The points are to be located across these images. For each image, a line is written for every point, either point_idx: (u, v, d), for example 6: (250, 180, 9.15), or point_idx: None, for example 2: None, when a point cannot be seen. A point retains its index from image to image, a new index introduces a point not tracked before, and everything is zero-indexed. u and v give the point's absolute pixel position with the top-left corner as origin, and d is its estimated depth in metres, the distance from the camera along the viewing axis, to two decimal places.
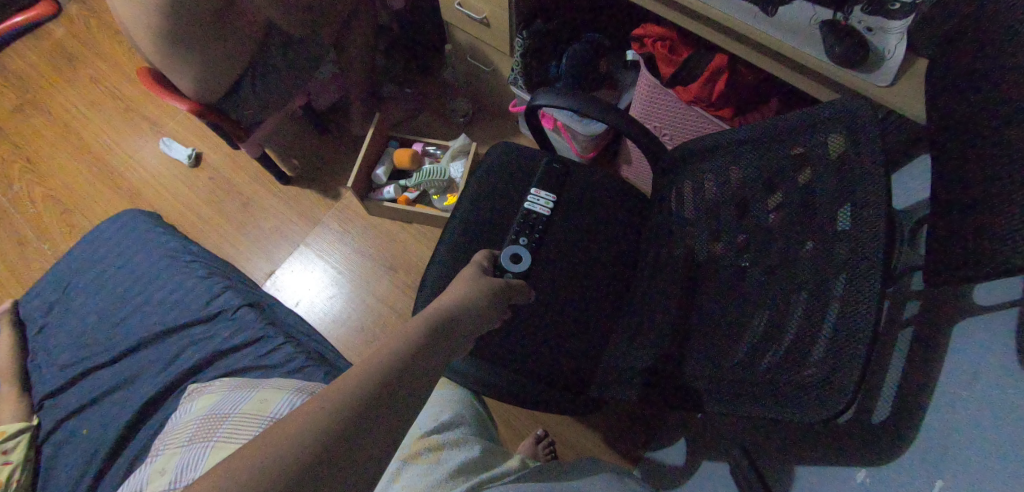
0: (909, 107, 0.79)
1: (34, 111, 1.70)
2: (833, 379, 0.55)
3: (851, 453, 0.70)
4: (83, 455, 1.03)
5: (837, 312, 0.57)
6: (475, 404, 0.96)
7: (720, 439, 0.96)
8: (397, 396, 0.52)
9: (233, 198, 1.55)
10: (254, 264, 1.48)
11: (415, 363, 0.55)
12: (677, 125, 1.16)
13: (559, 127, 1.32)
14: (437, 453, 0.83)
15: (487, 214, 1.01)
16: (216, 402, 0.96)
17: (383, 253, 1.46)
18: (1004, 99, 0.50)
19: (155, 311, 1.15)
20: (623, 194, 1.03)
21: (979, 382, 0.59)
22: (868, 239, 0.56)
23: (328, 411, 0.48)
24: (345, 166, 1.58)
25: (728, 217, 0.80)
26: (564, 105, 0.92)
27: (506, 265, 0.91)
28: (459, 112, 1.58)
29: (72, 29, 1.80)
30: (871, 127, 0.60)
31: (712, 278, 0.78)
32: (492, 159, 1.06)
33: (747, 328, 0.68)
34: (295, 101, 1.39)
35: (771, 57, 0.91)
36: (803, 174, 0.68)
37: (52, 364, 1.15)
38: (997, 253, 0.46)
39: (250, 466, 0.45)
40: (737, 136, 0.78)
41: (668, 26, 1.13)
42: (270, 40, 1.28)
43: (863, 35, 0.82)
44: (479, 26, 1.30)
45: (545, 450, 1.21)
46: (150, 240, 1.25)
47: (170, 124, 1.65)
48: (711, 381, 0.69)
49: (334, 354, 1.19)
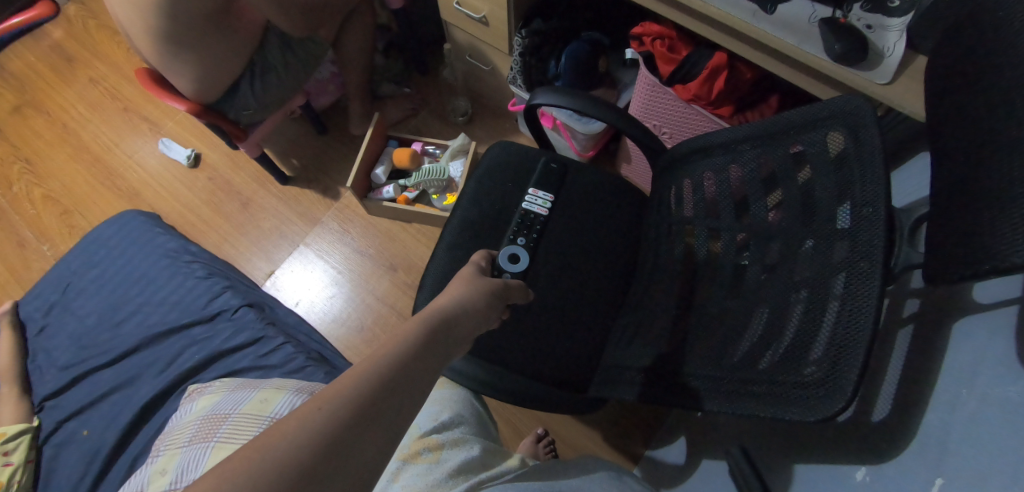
0: (910, 104, 0.79)
1: (34, 112, 1.70)
2: (833, 377, 0.55)
3: (851, 452, 0.70)
4: (84, 456, 1.03)
5: (837, 310, 0.56)
6: (475, 404, 0.96)
7: (721, 438, 0.96)
8: (396, 396, 0.51)
9: (232, 198, 1.55)
10: (254, 264, 1.48)
11: (413, 363, 0.55)
12: (677, 124, 1.15)
13: (558, 126, 1.32)
14: (437, 453, 0.83)
15: (486, 213, 1.01)
16: (216, 403, 0.96)
17: (383, 253, 1.46)
18: (1002, 95, 0.49)
19: (155, 312, 1.15)
20: (622, 193, 1.03)
21: (979, 380, 0.58)
22: (867, 237, 0.56)
23: (327, 412, 0.47)
24: (344, 166, 1.58)
25: (728, 215, 0.80)
26: (562, 104, 0.92)
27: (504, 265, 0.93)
28: (459, 112, 1.57)
29: (71, 30, 1.80)
30: (870, 125, 0.60)
31: (712, 277, 0.78)
32: (491, 158, 1.06)
33: (746, 327, 0.68)
34: (294, 101, 1.39)
35: (770, 55, 0.91)
36: (803, 172, 0.68)
37: (53, 365, 1.15)
38: (996, 251, 0.46)
39: (245, 468, 0.44)
40: (737, 135, 0.78)
41: (667, 25, 1.13)
42: (269, 41, 1.29)
43: (863, 31, 0.83)
44: (478, 25, 1.30)
45: (545, 449, 1.21)
46: (150, 241, 1.25)
47: (170, 124, 1.65)
48: (710, 381, 0.68)
49: (334, 354, 1.19)
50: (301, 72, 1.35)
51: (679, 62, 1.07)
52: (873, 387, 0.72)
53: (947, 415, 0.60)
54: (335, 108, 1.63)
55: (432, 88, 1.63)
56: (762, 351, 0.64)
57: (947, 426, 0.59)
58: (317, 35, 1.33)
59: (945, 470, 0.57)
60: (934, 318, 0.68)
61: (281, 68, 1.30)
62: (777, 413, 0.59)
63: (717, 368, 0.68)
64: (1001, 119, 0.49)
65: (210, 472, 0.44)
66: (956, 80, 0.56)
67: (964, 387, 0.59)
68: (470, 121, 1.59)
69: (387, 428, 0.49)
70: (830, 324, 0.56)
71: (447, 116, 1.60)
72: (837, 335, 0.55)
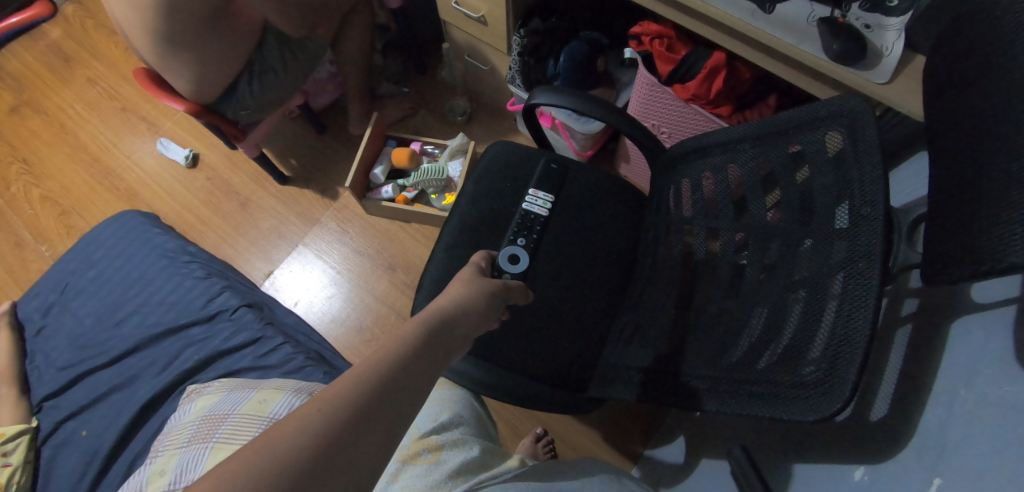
0: (908, 104, 0.79)
1: (32, 112, 1.69)
2: (832, 377, 0.55)
3: (850, 451, 0.70)
4: (84, 456, 1.03)
5: (836, 309, 0.56)
6: (474, 405, 0.97)
7: (720, 438, 0.96)
8: (395, 396, 0.51)
9: (231, 198, 1.55)
10: (253, 264, 1.48)
11: (412, 363, 0.55)
12: (675, 124, 1.15)
13: (557, 126, 1.32)
14: (436, 453, 0.83)
15: (485, 213, 1.01)
16: (216, 404, 0.96)
17: (382, 253, 1.46)
18: (1001, 96, 0.49)
19: (153, 312, 1.15)
20: (621, 193, 1.03)
21: (977, 380, 0.59)
22: (865, 236, 0.56)
23: (326, 413, 0.47)
24: (343, 166, 1.57)
25: (727, 215, 0.80)
26: (561, 103, 0.92)
27: (504, 266, 0.93)
28: (457, 111, 1.57)
29: (68, 29, 1.79)
30: (869, 124, 0.60)
31: (711, 276, 0.78)
32: (490, 157, 1.06)
33: (745, 326, 0.68)
34: (292, 100, 1.39)
35: (769, 54, 0.90)
36: (802, 172, 0.68)
37: (51, 366, 1.15)
38: (995, 250, 0.46)
39: (245, 470, 0.44)
40: (736, 134, 0.78)
41: (667, 24, 1.13)
42: (267, 41, 1.28)
43: (862, 30, 0.83)
44: (477, 24, 1.30)
45: (544, 449, 1.21)
46: (148, 241, 1.25)
47: (168, 124, 1.65)
48: (709, 381, 0.68)
49: (333, 354, 1.19)
50: (300, 72, 1.34)
51: (677, 62, 1.07)
52: (872, 386, 0.72)
53: (946, 414, 0.60)
54: (334, 108, 1.63)
55: (431, 87, 1.63)
56: (761, 351, 0.64)
57: (945, 425, 0.60)
58: (315, 34, 1.33)
59: (943, 470, 0.57)
60: (932, 318, 0.68)
61: (280, 68, 1.30)
62: (775, 412, 0.59)
63: (716, 368, 0.68)
64: (1000, 119, 0.49)
65: (210, 473, 0.44)
66: (955, 79, 0.56)
67: (962, 387, 0.60)
68: (469, 121, 1.59)
69: (386, 429, 0.49)
70: (829, 324, 0.56)
71: (446, 115, 1.60)
72: (837, 335, 0.55)
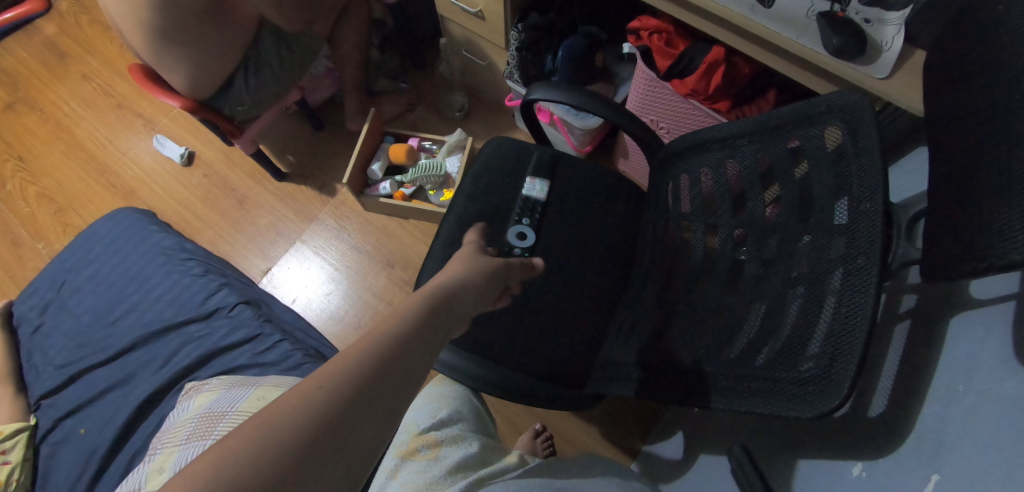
0: (907, 99, 0.79)
1: (27, 110, 1.69)
2: (830, 373, 0.55)
3: (850, 448, 0.70)
4: (83, 453, 1.03)
5: (834, 304, 0.56)
6: (474, 401, 0.96)
7: (720, 433, 0.96)
8: (396, 372, 0.51)
9: (228, 195, 1.55)
10: (250, 261, 1.47)
11: (413, 340, 0.54)
12: (674, 120, 1.15)
13: (555, 121, 1.31)
14: (436, 450, 0.82)
15: (483, 209, 1.00)
16: (214, 400, 0.96)
17: (380, 249, 1.46)
18: (999, 94, 0.49)
19: (151, 309, 1.15)
20: (619, 189, 1.03)
21: (976, 376, 0.58)
22: (864, 231, 0.56)
23: (327, 390, 0.47)
24: (341, 162, 1.57)
25: (725, 211, 0.79)
26: (559, 98, 0.92)
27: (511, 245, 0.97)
28: (455, 107, 1.57)
29: (62, 25, 1.78)
30: (867, 120, 0.59)
31: (709, 272, 0.78)
32: (488, 153, 1.05)
33: (742, 323, 0.67)
34: (289, 96, 1.39)
35: (767, 48, 0.90)
36: (800, 166, 0.67)
37: (49, 364, 1.14)
38: (993, 247, 0.46)
39: (246, 447, 0.44)
40: (734, 130, 0.78)
41: (665, 18, 1.12)
42: (263, 36, 1.28)
43: (861, 26, 0.82)
44: (474, 19, 1.29)
45: (543, 445, 1.21)
46: (145, 238, 1.24)
47: (164, 121, 1.64)
48: (708, 378, 0.67)
49: (332, 350, 1.19)
50: (296, 67, 1.34)
51: (676, 56, 1.07)
52: (870, 382, 0.72)
53: (944, 410, 0.60)
54: (331, 104, 1.62)
55: (428, 83, 1.62)
56: (760, 346, 0.64)
57: (942, 421, 0.60)
58: (312, 29, 1.33)
59: (940, 466, 0.57)
60: (930, 314, 0.68)
61: (276, 63, 1.30)
62: (775, 408, 0.59)
63: (714, 364, 0.68)
64: (999, 114, 0.49)
65: (209, 452, 0.44)
66: (954, 74, 0.56)
67: (960, 383, 0.60)
68: (467, 117, 1.58)
69: (386, 407, 0.49)
70: (828, 320, 0.56)
71: (443, 111, 1.59)
72: (835, 331, 0.55)
